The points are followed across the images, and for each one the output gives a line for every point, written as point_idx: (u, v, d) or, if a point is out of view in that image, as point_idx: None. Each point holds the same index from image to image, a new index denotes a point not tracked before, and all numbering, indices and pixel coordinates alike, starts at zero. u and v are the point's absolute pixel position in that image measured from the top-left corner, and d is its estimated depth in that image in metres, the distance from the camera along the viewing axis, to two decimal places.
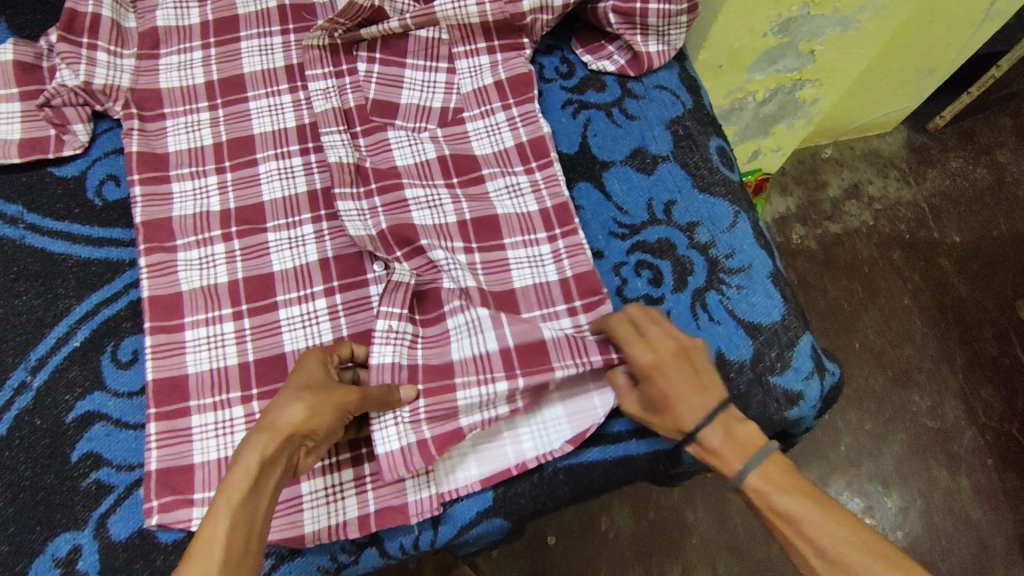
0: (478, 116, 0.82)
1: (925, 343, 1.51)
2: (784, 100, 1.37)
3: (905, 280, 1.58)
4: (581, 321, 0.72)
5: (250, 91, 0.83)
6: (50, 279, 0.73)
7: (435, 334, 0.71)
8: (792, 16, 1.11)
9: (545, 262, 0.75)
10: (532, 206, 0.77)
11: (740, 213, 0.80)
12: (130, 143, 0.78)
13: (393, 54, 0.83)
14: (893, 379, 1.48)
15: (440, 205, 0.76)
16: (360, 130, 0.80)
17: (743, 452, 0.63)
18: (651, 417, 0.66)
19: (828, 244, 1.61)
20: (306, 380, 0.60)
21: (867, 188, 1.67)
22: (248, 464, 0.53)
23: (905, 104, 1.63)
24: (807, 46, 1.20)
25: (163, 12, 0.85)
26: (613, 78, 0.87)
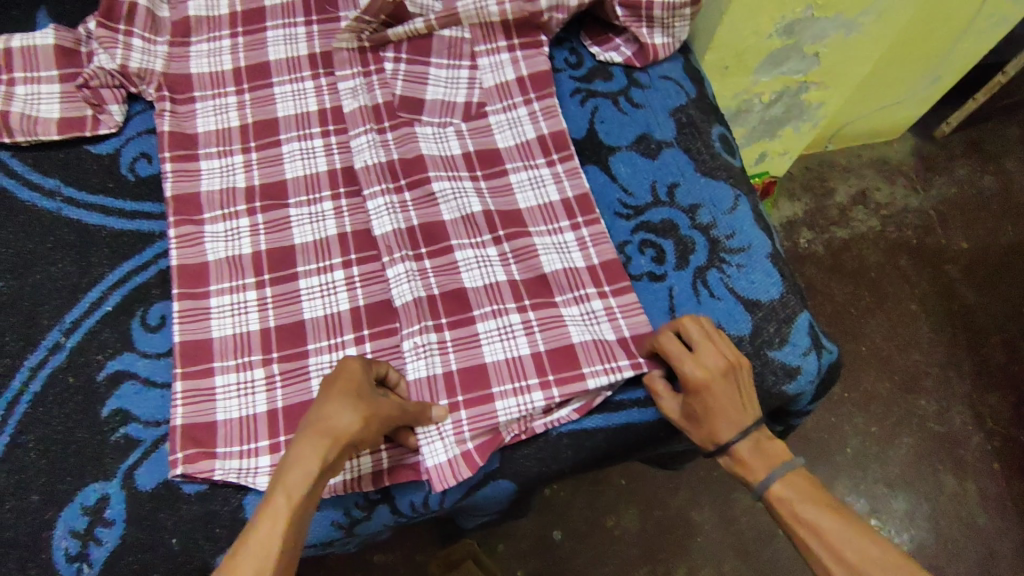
0: (501, 110, 0.87)
1: (932, 348, 1.53)
2: (790, 102, 1.41)
3: (912, 286, 1.59)
4: (610, 303, 0.76)
5: (275, 77, 0.88)
6: (85, 249, 0.77)
7: (462, 338, 0.73)
8: (796, 18, 1.15)
9: (570, 249, 0.79)
10: (554, 196, 0.82)
11: (740, 197, 0.85)
12: (163, 124, 0.83)
13: (417, 53, 0.88)
14: (900, 383, 1.49)
15: (466, 197, 0.81)
16: (389, 126, 0.85)
17: (768, 462, 0.68)
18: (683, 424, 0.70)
19: (836, 249, 1.63)
20: (355, 386, 0.61)
21: (874, 195, 1.70)
22: (310, 468, 0.57)
23: (911, 107, 1.66)
24: (811, 48, 1.24)
25: (195, 3, 0.90)
26: (620, 68, 0.92)
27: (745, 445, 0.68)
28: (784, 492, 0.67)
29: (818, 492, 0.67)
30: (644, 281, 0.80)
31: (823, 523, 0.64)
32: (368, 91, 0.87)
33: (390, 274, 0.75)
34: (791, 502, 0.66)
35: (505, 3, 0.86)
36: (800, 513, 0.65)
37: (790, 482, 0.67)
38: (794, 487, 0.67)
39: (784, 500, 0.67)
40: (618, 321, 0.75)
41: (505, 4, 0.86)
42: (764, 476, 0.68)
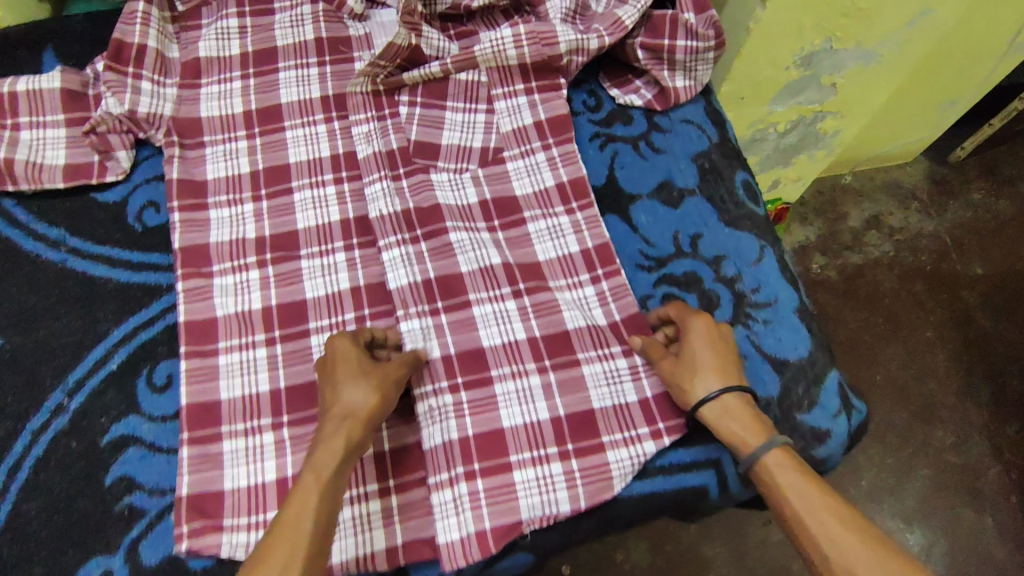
0: (518, 155, 0.85)
1: (949, 377, 1.49)
2: (806, 131, 1.41)
3: (927, 311, 1.56)
4: (636, 361, 0.73)
5: (286, 121, 0.86)
6: (90, 303, 0.75)
7: (479, 399, 0.70)
8: (814, 49, 1.17)
9: (592, 306, 0.77)
10: (574, 246, 0.79)
11: (766, 248, 0.82)
12: (171, 171, 0.81)
13: (433, 97, 0.86)
14: (916, 414, 1.46)
15: (484, 250, 0.78)
16: (403, 172, 0.83)
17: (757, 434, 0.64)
18: (668, 381, 0.69)
19: (850, 275, 1.61)
20: (357, 363, 0.65)
21: (888, 220, 1.67)
22: (335, 448, 0.61)
23: (923, 136, 1.64)
24: (829, 79, 1.25)
25: (205, 44, 0.88)
26: (641, 111, 0.89)
27: (731, 404, 0.66)
28: (778, 462, 0.63)
29: (810, 472, 0.63)
30: None
31: (808, 509, 0.60)
32: (382, 134, 0.85)
33: (405, 332, 0.72)
34: (788, 474, 0.62)
35: (523, 46, 0.83)
36: (788, 485, 0.61)
37: (784, 451, 0.63)
38: (783, 472, 0.62)
39: (773, 478, 0.62)
40: (641, 381, 0.72)
41: (523, 48, 0.84)
42: (754, 448, 0.64)
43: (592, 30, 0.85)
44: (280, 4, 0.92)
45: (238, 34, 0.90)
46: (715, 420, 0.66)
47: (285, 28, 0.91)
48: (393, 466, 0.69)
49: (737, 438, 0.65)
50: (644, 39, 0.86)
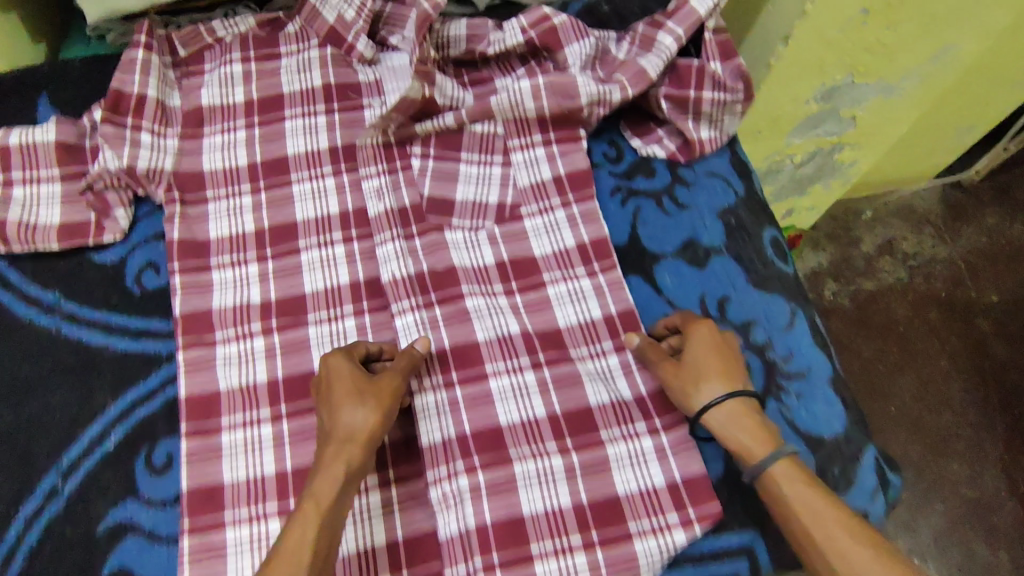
0: (536, 212, 0.81)
1: (963, 409, 1.46)
2: (821, 162, 1.42)
3: (941, 339, 1.53)
4: (663, 441, 0.69)
5: (293, 174, 0.82)
6: (85, 374, 0.71)
7: (498, 482, 0.67)
8: (836, 84, 1.20)
9: (615, 377, 0.73)
10: (596, 312, 0.76)
11: (797, 312, 0.78)
12: (173, 230, 0.77)
13: (447, 149, 0.83)
14: (930, 447, 1.42)
15: (502, 316, 0.75)
16: (416, 232, 0.79)
17: (761, 441, 0.64)
18: (670, 387, 0.68)
19: (863, 303, 1.57)
20: (356, 381, 0.64)
21: (901, 245, 1.64)
22: (337, 473, 0.60)
23: (941, 160, 1.59)
24: (848, 112, 1.27)
25: (208, 91, 0.84)
26: (663, 163, 0.85)
27: (734, 409, 0.65)
28: (785, 473, 0.62)
29: (815, 480, 0.63)
30: None
31: (816, 520, 0.60)
32: (393, 189, 0.81)
33: (419, 407, 0.69)
34: (796, 485, 0.61)
35: (542, 100, 0.80)
36: (797, 497, 0.61)
37: (793, 461, 0.63)
38: (792, 485, 0.61)
39: (778, 487, 0.62)
40: (669, 462, 0.68)
41: (543, 101, 0.80)
42: (762, 458, 0.63)
43: (612, 80, 0.82)
44: (286, 47, 0.88)
45: (243, 81, 0.85)
46: (719, 426, 0.65)
47: (292, 74, 0.86)
48: (407, 558, 0.66)
49: (743, 447, 0.64)
50: (668, 89, 0.82)
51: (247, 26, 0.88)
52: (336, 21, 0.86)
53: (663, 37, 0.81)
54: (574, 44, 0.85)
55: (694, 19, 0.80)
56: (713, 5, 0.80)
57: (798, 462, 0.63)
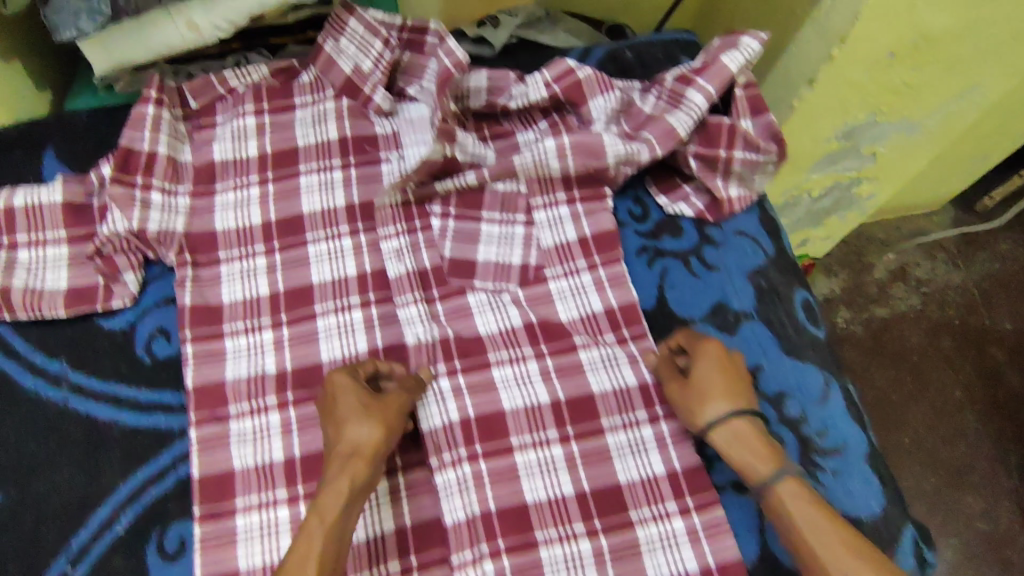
0: (561, 275, 0.78)
1: (978, 440, 1.42)
2: (840, 195, 1.38)
3: (955, 368, 1.49)
4: (695, 522, 0.67)
5: (308, 232, 0.79)
6: (94, 451, 0.68)
7: (525, 566, 0.65)
8: (859, 123, 1.16)
9: (650, 451, 0.70)
10: (631, 379, 0.72)
11: (831, 383, 0.76)
12: (184, 295, 0.74)
13: (468, 208, 0.80)
14: (945, 480, 1.38)
15: (531, 386, 0.72)
16: (437, 296, 0.77)
17: (767, 461, 0.63)
18: (677, 405, 0.67)
19: (876, 330, 1.52)
20: (362, 398, 0.63)
21: (914, 271, 1.59)
22: (341, 489, 0.60)
23: (952, 187, 1.55)
24: (869, 148, 1.23)
25: (220, 146, 0.81)
26: (690, 222, 0.83)
27: (741, 429, 0.64)
28: (790, 493, 0.61)
29: (822, 502, 0.62)
30: (729, 491, 0.69)
31: (820, 540, 0.59)
32: (412, 249, 0.79)
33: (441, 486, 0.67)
34: (801, 504, 0.61)
35: (567, 159, 0.77)
36: (803, 518, 0.60)
37: (797, 481, 0.62)
38: (796, 505, 0.61)
39: (782, 506, 0.61)
40: (702, 546, 0.66)
41: (567, 159, 0.77)
42: (767, 477, 0.62)
43: (639, 137, 0.79)
44: (300, 98, 0.85)
45: (256, 134, 0.82)
46: (724, 445, 0.64)
47: (307, 126, 0.84)
48: None
49: (748, 466, 0.63)
50: (697, 146, 0.79)
51: (260, 75, 0.84)
52: (353, 72, 0.83)
53: (693, 94, 0.77)
54: (598, 97, 0.82)
55: (725, 77, 0.77)
56: (745, 61, 0.77)
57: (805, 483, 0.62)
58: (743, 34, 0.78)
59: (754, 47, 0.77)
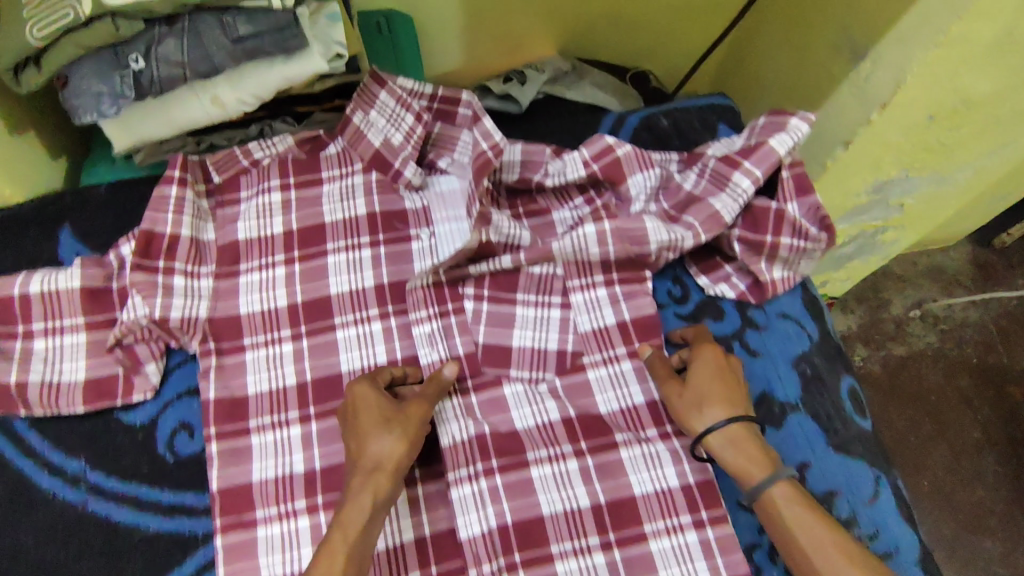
0: (600, 362, 0.75)
1: (998, 483, 1.34)
2: (863, 242, 1.34)
3: (973, 409, 1.40)
4: None
5: (336, 315, 0.76)
6: (114, 558, 0.65)
7: None
8: (888, 179, 1.13)
9: (694, 559, 0.66)
10: (674, 480, 0.69)
11: (880, 478, 0.73)
12: (208, 388, 0.71)
13: (503, 290, 0.77)
14: (965, 523, 1.30)
15: (572, 487, 0.68)
16: (472, 386, 0.74)
17: (762, 463, 0.63)
18: (673, 407, 0.68)
19: (894, 368, 1.44)
20: (385, 408, 0.64)
21: (932, 307, 1.50)
22: (364, 504, 0.59)
23: (969, 226, 1.48)
24: (896, 200, 1.21)
25: (244, 225, 0.78)
26: (732, 303, 0.80)
27: (740, 433, 0.64)
28: (784, 497, 0.62)
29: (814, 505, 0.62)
30: None
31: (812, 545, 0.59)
32: (445, 335, 0.75)
33: None
34: (794, 508, 0.61)
35: (608, 245, 0.74)
36: (794, 522, 0.60)
37: (791, 486, 0.62)
38: (788, 509, 0.61)
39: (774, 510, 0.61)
40: None
41: (609, 246, 0.75)
42: (760, 479, 0.62)
43: (681, 220, 0.76)
44: (328, 171, 0.82)
45: (282, 210, 0.79)
46: (719, 448, 0.65)
47: (335, 202, 0.81)
48: None
49: (740, 469, 0.63)
50: (742, 230, 0.76)
51: (285, 145, 0.81)
52: (382, 145, 0.80)
53: (740, 178, 0.74)
54: (637, 173, 0.80)
55: (773, 161, 0.74)
56: (793, 144, 0.74)
57: (799, 487, 0.63)
58: (791, 116, 0.75)
59: (803, 129, 0.74)
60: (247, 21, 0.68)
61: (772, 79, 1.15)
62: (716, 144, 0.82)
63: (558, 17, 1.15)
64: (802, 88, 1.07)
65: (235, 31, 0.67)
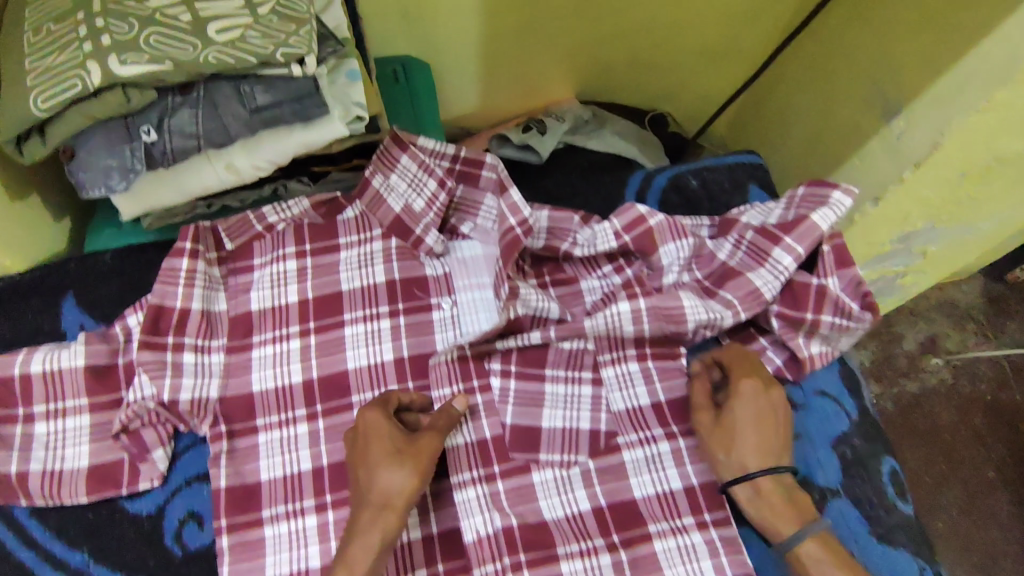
0: (636, 443, 0.71)
1: (1014, 526, 1.26)
2: (881, 285, 1.31)
3: (989, 449, 1.32)
4: None
5: (354, 393, 0.72)
6: None
7: None
8: (915, 230, 1.08)
9: None
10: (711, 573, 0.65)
11: (926, 569, 0.70)
12: (218, 475, 0.67)
13: (530, 366, 0.74)
14: (978, 568, 1.23)
15: None
16: (499, 471, 0.70)
17: (793, 516, 0.62)
18: (703, 440, 0.67)
19: (906, 407, 1.35)
20: (399, 445, 0.60)
21: (945, 342, 1.40)
22: (372, 542, 0.57)
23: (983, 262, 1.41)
24: (921, 248, 1.16)
25: (258, 293, 0.75)
26: (768, 378, 0.76)
27: (773, 483, 0.63)
28: (812, 552, 0.60)
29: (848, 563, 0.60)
30: None
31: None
32: (471, 414, 0.72)
33: None
34: (823, 566, 0.59)
35: (643, 321, 0.71)
36: None
37: (820, 542, 0.60)
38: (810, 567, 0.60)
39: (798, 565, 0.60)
40: None
41: (643, 325, 0.72)
42: (789, 533, 0.61)
43: (718, 295, 0.73)
44: (346, 237, 0.78)
45: (297, 278, 0.76)
46: (748, 498, 0.63)
47: (353, 269, 0.77)
48: None
49: (769, 520, 0.62)
50: (781, 306, 0.73)
51: (301, 208, 0.76)
52: (403, 211, 0.77)
53: (780, 254, 0.71)
54: (670, 243, 0.76)
55: (815, 237, 0.71)
56: (836, 220, 0.71)
57: (831, 541, 0.61)
58: (833, 189, 0.72)
59: (846, 204, 0.71)
60: (265, 90, 0.65)
61: (796, 128, 1.11)
62: (752, 212, 0.78)
63: (580, 62, 1.11)
64: (829, 139, 1.03)
65: (253, 100, 0.64)
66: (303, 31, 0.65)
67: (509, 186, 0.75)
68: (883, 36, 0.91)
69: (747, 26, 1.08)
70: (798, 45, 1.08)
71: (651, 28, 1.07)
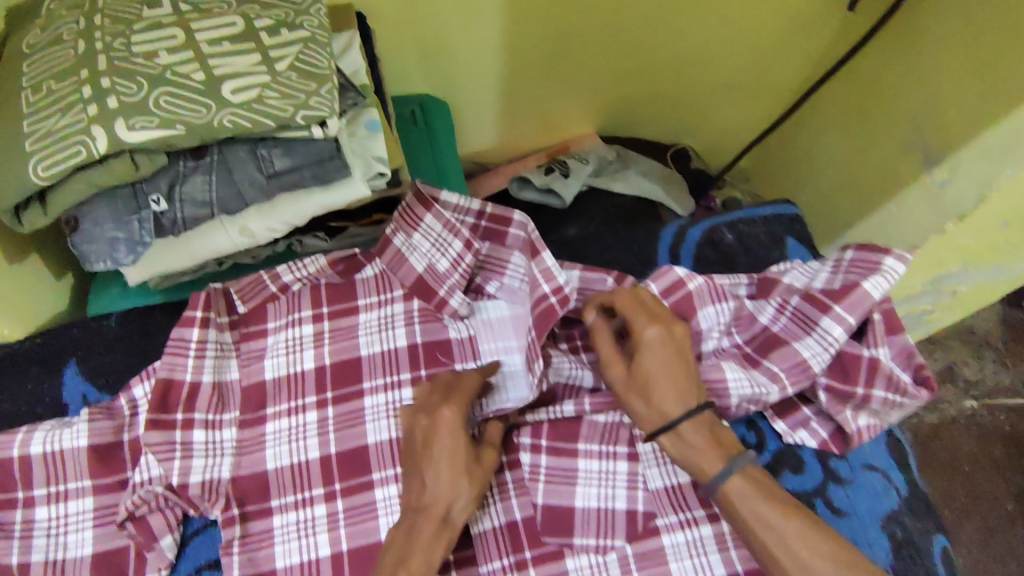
0: (676, 525, 0.66)
1: None
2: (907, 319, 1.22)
3: (1008, 480, 1.25)
4: None
5: (375, 470, 0.66)
6: None
7: None
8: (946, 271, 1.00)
9: None
10: None
11: None
12: (230, 564, 0.62)
13: (562, 440, 0.69)
14: None
15: None
16: (529, 556, 0.66)
17: (721, 455, 0.59)
18: (616, 388, 0.63)
19: (923, 438, 1.28)
20: (464, 462, 0.58)
21: (963, 371, 1.34)
22: (434, 551, 0.56)
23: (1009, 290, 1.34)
24: (948, 288, 1.07)
25: (272, 361, 0.70)
26: (812, 451, 0.72)
27: (695, 428, 0.60)
28: (740, 490, 0.58)
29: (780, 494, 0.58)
30: None
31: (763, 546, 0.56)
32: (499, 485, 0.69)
33: None
34: (751, 502, 0.57)
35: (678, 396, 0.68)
36: (754, 518, 0.56)
37: (746, 478, 0.58)
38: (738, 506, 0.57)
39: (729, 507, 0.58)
40: None
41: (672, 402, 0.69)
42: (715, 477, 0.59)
43: (761, 365, 0.69)
44: (365, 298, 0.74)
45: (314, 343, 0.71)
46: (672, 444, 0.61)
47: (372, 332, 0.72)
48: None
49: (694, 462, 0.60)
50: (829, 378, 0.69)
51: (317, 267, 0.72)
52: (427, 271, 0.72)
53: (830, 324, 0.67)
54: (710, 306, 0.71)
55: (867, 306, 0.66)
56: (889, 288, 0.66)
57: (760, 476, 0.59)
58: (885, 255, 0.68)
59: (900, 271, 0.67)
60: (284, 154, 0.61)
61: (823, 168, 1.07)
62: (795, 272, 0.74)
63: (603, 97, 1.07)
64: (861, 178, 0.98)
65: (270, 165, 0.60)
66: (324, 90, 0.60)
67: (541, 251, 0.70)
68: (922, 80, 0.86)
69: (776, 61, 1.04)
70: (832, 84, 1.03)
71: (678, 64, 1.02)
